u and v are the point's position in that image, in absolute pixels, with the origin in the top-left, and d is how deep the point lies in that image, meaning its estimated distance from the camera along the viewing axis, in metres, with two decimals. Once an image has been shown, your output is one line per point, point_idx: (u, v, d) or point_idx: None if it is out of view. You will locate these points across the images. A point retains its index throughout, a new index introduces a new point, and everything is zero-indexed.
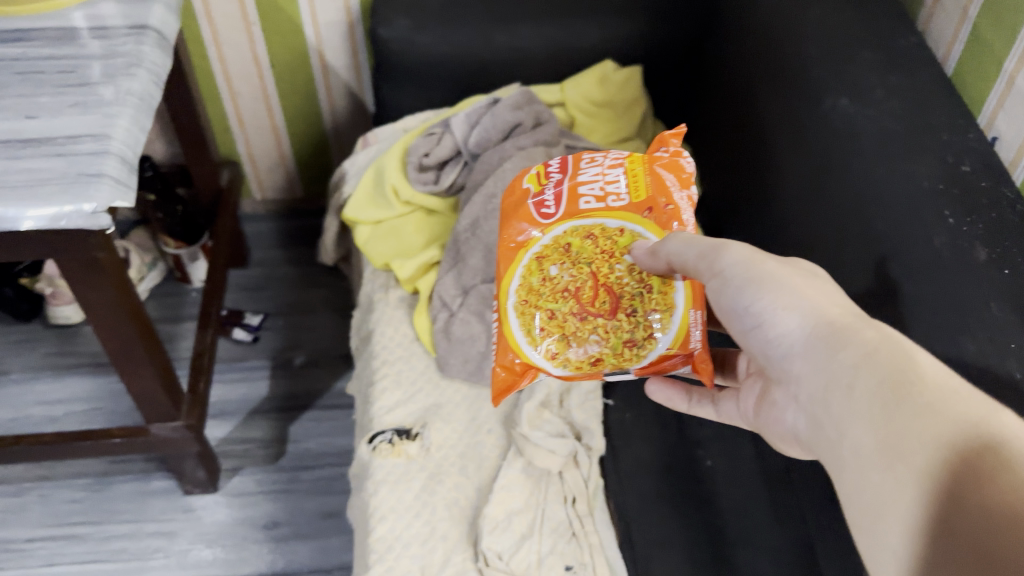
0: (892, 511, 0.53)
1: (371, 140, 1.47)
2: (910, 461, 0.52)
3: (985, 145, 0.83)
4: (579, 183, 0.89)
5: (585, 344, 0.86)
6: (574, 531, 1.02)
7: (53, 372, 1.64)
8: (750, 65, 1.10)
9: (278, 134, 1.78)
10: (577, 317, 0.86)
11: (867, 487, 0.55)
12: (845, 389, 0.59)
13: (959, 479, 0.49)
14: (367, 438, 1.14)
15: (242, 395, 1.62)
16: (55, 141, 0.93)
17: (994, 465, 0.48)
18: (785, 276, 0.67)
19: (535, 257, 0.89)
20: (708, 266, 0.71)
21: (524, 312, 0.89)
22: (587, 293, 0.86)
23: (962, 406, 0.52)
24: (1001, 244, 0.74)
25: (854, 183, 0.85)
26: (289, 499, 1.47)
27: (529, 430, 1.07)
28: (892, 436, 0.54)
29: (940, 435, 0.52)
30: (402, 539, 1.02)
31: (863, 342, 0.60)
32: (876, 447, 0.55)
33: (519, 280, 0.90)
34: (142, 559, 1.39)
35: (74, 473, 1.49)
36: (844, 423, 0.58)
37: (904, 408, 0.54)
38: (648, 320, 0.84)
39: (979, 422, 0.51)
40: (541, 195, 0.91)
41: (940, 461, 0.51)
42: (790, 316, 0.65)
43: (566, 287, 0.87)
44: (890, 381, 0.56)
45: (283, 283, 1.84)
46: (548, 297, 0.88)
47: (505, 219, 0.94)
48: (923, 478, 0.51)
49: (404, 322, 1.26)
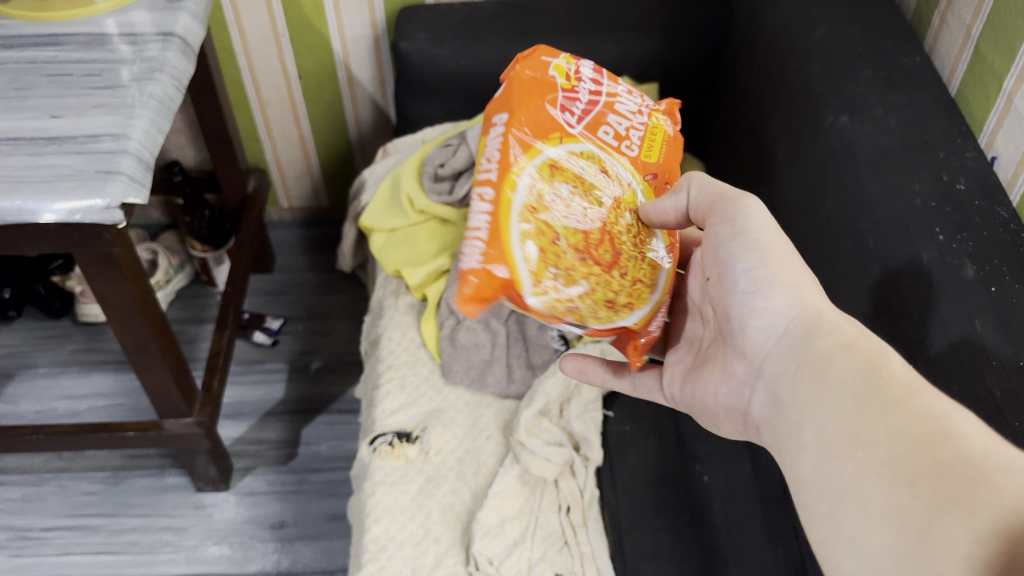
0: (851, 501, 0.54)
1: (391, 150, 1.50)
2: (873, 452, 0.54)
3: (982, 165, 0.83)
4: (609, 112, 0.81)
5: (571, 287, 0.74)
6: (566, 540, 1.04)
7: (78, 367, 1.68)
8: (760, 82, 1.11)
9: (304, 144, 1.82)
10: (578, 256, 0.74)
11: (824, 476, 0.57)
12: (818, 378, 0.61)
13: (924, 473, 0.50)
14: (368, 440, 1.16)
15: (258, 397, 1.66)
16: (76, 139, 0.98)
17: (955, 458, 0.50)
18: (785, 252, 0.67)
19: (548, 163, 0.74)
20: (725, 212, 0.69)
21: (531, 226, 0.72)
22: (594, 235, 0.75)
23: (929, 402, 0.54)
24: (991, 262, 0.74)
25: (850, 201, 0.86)
26: (298, 500, 1.50)
27: (526, 437, 1.08)
28: (859, 429, 0.56)
29: (907, 428, 0.53)
30: (396, 539, 1.04)
31: (844, 337, 0.62)
32: (841, 437, 0.56)
33: (527, 179, 0.73)
34: (152, 552, 1.42)
35: (92, 466, 1.53)
36: (810, 411, 0.60)
37: (875, 400, 0.56)
38: (636, 287, 0.77)
39: (947, 418, 0.52)
40: (569, 97, 0.78)
41: (904, 455, 0.52)
42: (782, 295, 0.66)
43: (577, 218, 0.74)
44: (864, 375, 0.58)
45: (304, 289, 1.87)
46: (558, 218, 0.73)
47: (524, 95, 0.76)
48: (885, 469, 0.52)
49: (412, 328, 1.29)
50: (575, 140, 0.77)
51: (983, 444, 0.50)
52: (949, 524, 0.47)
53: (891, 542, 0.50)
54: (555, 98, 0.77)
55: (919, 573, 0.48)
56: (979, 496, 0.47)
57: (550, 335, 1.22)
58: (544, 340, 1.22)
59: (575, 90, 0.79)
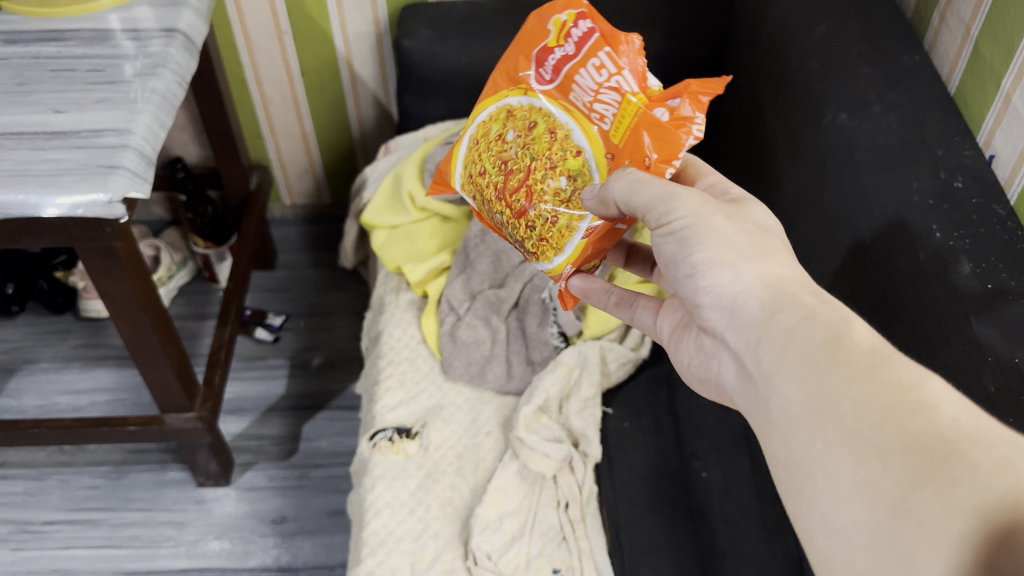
0: (821, 473, 0.53)
1: (393, 148, 1.51)
2: (842, 424, 0.52)
3: (980, 163, 0.83)
4: (577, 75, 0.80)
5: (497, 215, 0.92)
6: (564, 536, 1.03)
7: (80, 362, 1.69)
8: (761, 80, 1.11)
9: (307, 141, 1.83)
10: (497, 191, 0.89)
11: (793, 448, 0.55)
12: (776, 349, 0.59)
13: (896, 447, 0.49)
14: (368, 435, 1.16)
15: (259, 392, 1.66)
16: (79, 134, 0.98)
17: (925, 431, 0.49)
18: (732, 233, 0.66)
19: (510, 108, 0.88)
20: (658, 217, 0.68)
21: (471, 151, 0.93)
22: (512, 181, 0.87)
23: (896, 372, 0.53)
24: (987, 259, 0.74)
25: (848, 199, 0.86)
26: (298, 495, 1.50)
27: (525, 433, 1.08)
28: (824, 399, 0.54)
29: (875, 400, 0.52)
30: (394, 534, 1.04)
31: (802, 307, 0.60)
32: (807, 408, 0.55)
33: (486, 116, 0.91)
34: (153, 546, 1.43)
35: (93, 461, 1.54)
36: (772, 380, 0.58)
37: (838, 371, 0.55)
38: (545, 242, 0.86)
39: (914, 388, 0.52)
40: (547, 54, 0.84)
41: (873, 428, 0.51)
42: (724, 271, 0.64)
43: (507, 160, 0.87)
44: (826, 344, 0.56)
45: (306, 285, 1.88)
46: (494, 154, 0.89)
47: (519, 47, 0.87)
48: (854, 442, 0.51)
49: (413, 324, 1.29)
50: (537, 97, 0.85)
51: (952, 416, 0.50)
52: (924, 499, 0.47)
53: (864, 515, 0.49)
54: (537, 53, 0.85)
55: (894, 548, 0.47)
56: (954, 471, 0.47)
57: (549, 332, 1.21)
58: (544, 337, 1.21)
59: (559, 52, 0.82)
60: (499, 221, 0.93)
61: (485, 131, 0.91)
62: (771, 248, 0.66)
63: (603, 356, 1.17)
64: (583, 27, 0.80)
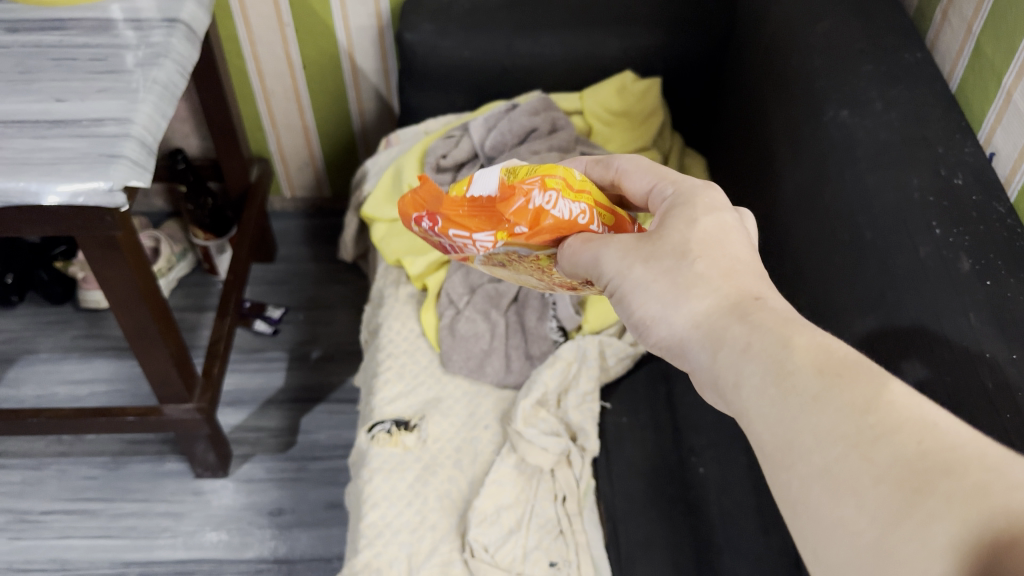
0: (799, 516, 0.47)
1: (394, 141, 1.51)
2: (808, 461, 0.46)
3: (980, 161, 0.83)
4: (468, 251, 0.76)
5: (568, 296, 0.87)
6: (562, 529, 1.03)
7: (79, 353, 1.69)
8: (763, 77, 1.11)
9: (308, 134, 1.83)
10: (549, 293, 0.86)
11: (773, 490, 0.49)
12: (733, 387, 0.53)
13: (864, 482, 0.43)
14: (366, 427, 1.17)
15: (258, 384, 1.66)
16: (80, 123, 0.98)
17: (891, 458, 0.43)
18: (661, 270, 0.62)
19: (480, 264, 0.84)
20: (596, 280, 0.67)
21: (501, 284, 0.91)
22: (546, 286, 0.82)
23: (851, 393, 0.47)
24: (987, 256, 0.75)
25: (848, 195, 0.87)
26: (296, 488, 1.50)
27: (523, 427, 1.09)
28: (787, 435, 0.48)
29: (834, 429, 0.46)
30: (392, 526, 1.04)
31: (748, 332, 0.54)
32: (772, 448, 0.49)
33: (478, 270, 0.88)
34: (150, 537, 1.43)
35: (92, 451, 1.54)
36: (742, 419, 0.53)
37: (792, 402, 0.49)
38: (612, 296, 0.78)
39: (871, 410, 0.45)
40: (444, 250, 0.80)
41: (840, 461, 0.45)
42: (662, 320, 0.61)
43: (525, 281, 0.83)
44: (778, 373, 0.51)
45: (306, 278, 1.88)
46: (515, 281, 0.86)
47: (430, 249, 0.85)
48: (824, 480, 0.45)
49: (412, 317, 1.30)
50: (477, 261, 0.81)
51: (918, 439, 0.43)
52: (904, 539, 0.41)
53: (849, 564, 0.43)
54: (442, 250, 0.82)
55: None
56: (928, 506, 0.40)
57: (549, 326, 1.22)
58: (543, 331, 1.22)
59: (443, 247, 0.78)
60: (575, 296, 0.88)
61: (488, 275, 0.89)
62: (707, 266, 0.60)
63: (601, 351, 1.18)
64: (425, 226, 0.75)
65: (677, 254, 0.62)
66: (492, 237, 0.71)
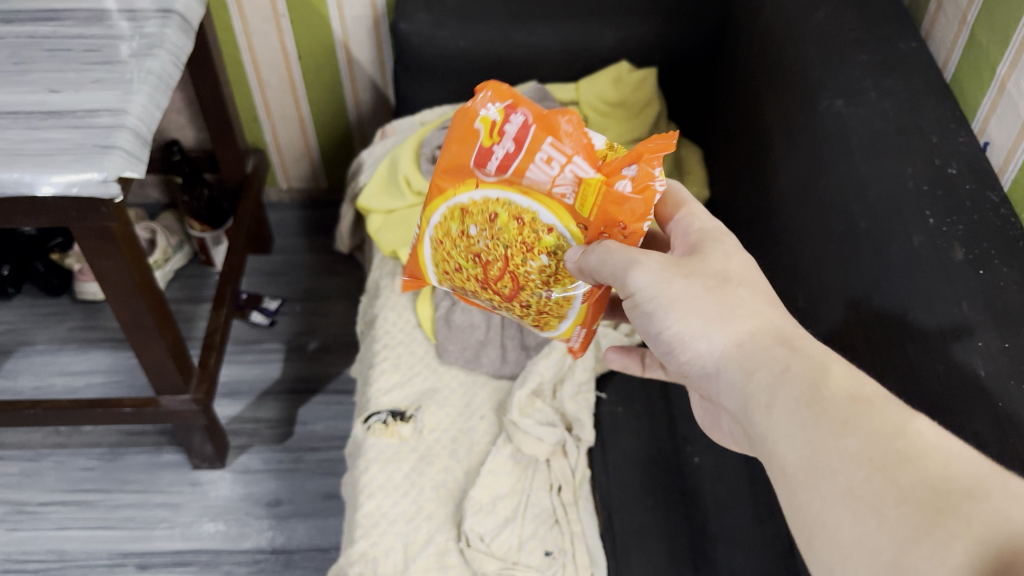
0: (819, 531, 0.50)
1: (389, 132, 1.50)
2: (833, 481, 0.50)
3: (974, 150, 0.83)
4: (524, 169, 0.77)
5: (485, 298, 0.90)
6: (557, 518, 1.04)
7: (76, 344, 1.69)
8: (758, 66, 1.11)
9: (303, 124, 1.82)
10: (478, 283, 0.87)
11: (793, 507, 0.53)
12: (764, 408, 0.57)
13: (889, 501, 0.47)
14: (362, 418, 1.17)
15: (254, 376, 1.67)
16: (74, 114, 0.98)
17: (915, 484, 0.47)
18: (699, 293, 0.64)
19: (461, 205, 0.84)
20: (622, 287, 0.67)
21: (436, 250, 0.90)
22: (493, 271, 0.84)
23: (878, 421, 0.51)
24: (980, 245, 0.75)
25: (842, 185, 0.87)
26: (293, 478, 1.51)
27: (519, 417, 1.09)
28: (815, 456, 0.52)
29: (861, 453, 0.50)
30: (388, 516, 1.05)
31: (780, 361, 0.58)
32: (800, 467, 0.53)
33: (440, 217, 0.87)
34: (148, 528, 1.43)
35: (89, 442, 1.54)
36: (767, 440, 0.56)
37: (823, 425, 0.53)
38: (543, 310, 0.85)
39: (900, 437, 0.50)
40: (485, 154, 0.79)
41: (865, 482, 0.49)
42: (698, 341, 0.63)
43: (479, 252, 0.84)
44: (809, 398, 0.55)
45: (303, 270, 1.88)
46: (462, 250, 0.85)
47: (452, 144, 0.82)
48: (849, 498, 0.49)
49: (408, 308, 1.29)
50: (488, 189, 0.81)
51: (942, 466, 0.48)
52: (923, 555, 0.45)
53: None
54: (476, 151, 0.80)
55: None
56: (949, 526, 0.45)
57: None
58: None
59: (495, 150, 0.78)
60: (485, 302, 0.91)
61: (445, 228, 0.87)
62: (742, 298, 0.64)
63: (596, 342, 1.18)
64: (517, 121, 0.77)
65: (712, 282, 0.65)
66: (586, 170, 0.74)
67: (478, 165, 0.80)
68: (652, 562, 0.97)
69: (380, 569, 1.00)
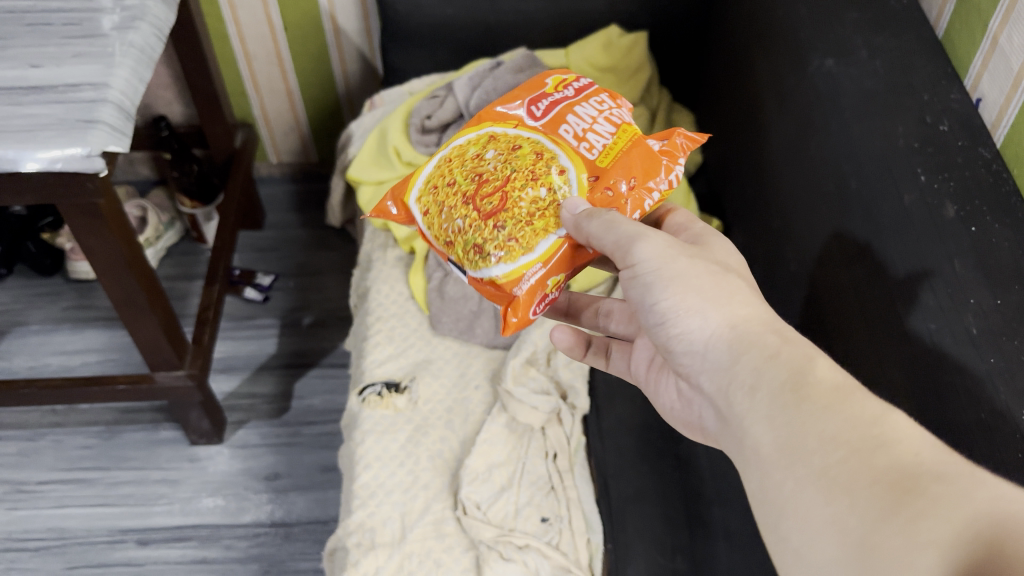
0: (791, 511, 0.50)
1: (377, 102, 1.49)
2: (809, 462, 0.50)
3: (967, 107, 0.82)
4: (571, 112, 0.82)
5: (450, 223, 0.80)
6: (553, 485, 1.04)
7: (70, 323, 1.69)
8: (749, 27, 1.10)
9: (292, 97, 1.80)
10: (462, 200, 0.79)
11: (767, 488, 0.53)
12: (747, 391, 0.57)
13: (862, 482, 0.47)
14: (357, 390, 1.17)
15: (250, 351, 1.66)
16: (56, 88, 0.96)
17: (888, 465, 0.47)
18: (697, 272, 0.63)
19: (489, 134, 0.83)
20: (622, 256, 0.65)
21: (437, 169, 0.84)
22: (487, 187, 0.78)
23: (858, 408, 0.51)
24: (972, 201, 0.74)
25: (833, 146, 0.86)
26: (291, 452, 1.51)
27: (513, 386, 1.09)
28: (793, 438, 0.52)
29: (838, 435, 0.50)
30: (385, 486, 1.05)
31: (767, 346, 0.58)
32: (776, 448, 0.53)
33: (465, 139, 0.84)
34: (147, 504, 1.44)
35: (86, 421, 1.55)
36: (745, 422, 0.56)
37: (803, 409, 0.53)
38: (504, 242, 0.75)
39: (878, 423, 0.49)
40: (542, 97, 0.85)
41: (839, 463, 0.49)
42: (692, 317, 0.62)
43: (483, 170, 0.79)
44: (792, 383, 0.54)
45: (295, 245, 1.87)
46: (467, 166, 0.81)
47: (513, 92, 0.89)
48: (822, 479, 0.49)
49: (401, 281, 1.29)
50: (527, 128, 0.82)
51: (915, 451, 0.47)
52: (890, 533, 0.44)
53: (837, 557, 0.46)
54: (531, 97, 0.86)
55: None
56: (918, 506, 0.44)
57: None
58: None
59: (556, 96, 0.85)
60: (445, 232, 0.81)
61: (462, 148, 0.83)
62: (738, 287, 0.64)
63: None
64: (583, 83, 0.87)
65: (711, 267, 0.65)
66: (627, 120, 0.82)
67: (527, 104, 0.84)
68: (650, 527, 0.96)
69: (377, 539, 1.01)
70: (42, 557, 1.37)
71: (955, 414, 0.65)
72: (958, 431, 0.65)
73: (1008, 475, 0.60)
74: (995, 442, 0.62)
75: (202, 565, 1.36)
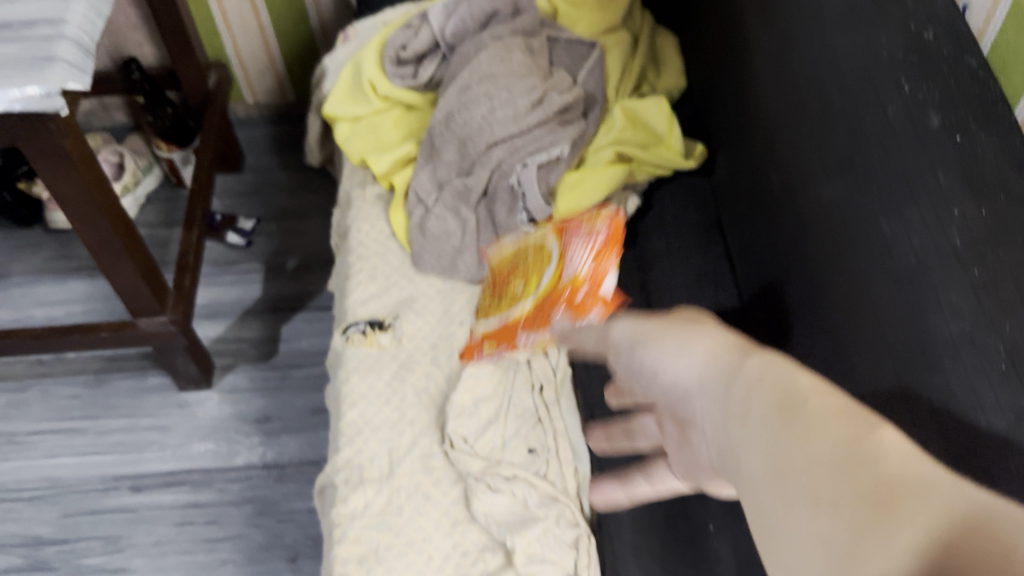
0: (785, 544, 0.44)
1: (351, 35, 1.44)
2: (795, 484, 0.44)
3: (955, 15, 0.75)
4: None
5: None
6: (540, 417, 1.04)
7: (53, 275, 1.66)
8: None
9: (265, 34, 1.75)
10: None
11: (761, 519, 0.47)
12: (738, 420, 0.51)
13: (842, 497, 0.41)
14: (341, 329, 1.16)
15: (235, 297, 1.64)
16: (10, 26, 0.93)
17: (877, 475, 0.40)
18: (691, 322, 0.62)
19: None
20: (630, 351, 0.66)
21: None
22: None
23: (846, 422, 0.44)
24: (956, 108, 0.71)
25: (815, 62, 0.85)
26: (281, 395, 1.49)
27: (497, 320, 1.07)
28: (779, 463, 0.46)
29: (826, 452, 0.44)
30: (371, 424, 1.05)
31: (756, 367, 0.53)
32: (769, 471, 0.47)
33: None
34: (138, 451, 1.41)
35: (73, 371, 1.52)
36: (740, 451, 0.50)
37: (790, 427, 0.47)
38: None
39: (861, 437, 0.43)
40: None
41: (824, 479, 0.42)
42: (680, 362, 0.60)
43: None
44: (785, 402, 0.48)
45: (276, 187, 1.82)
46: None
47: None
48: (811, 501, 0.43)
49: (381, 219, 1.27)
50: None
51: (903, 462, 0.40)
52: (872, 550, 0.37)
53: None
54: None
55: None
56: (897, 517, 0.37)
57: (520, 220, 1.16)
58: (514, 225, 1.16)
59: None
60: None
61: None
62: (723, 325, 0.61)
63: None
64: None
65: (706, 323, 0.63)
66: None
67: None
68: (636, 454, 0.97)
69: (365, 475, 1.01)
70: (35, 506, 1.35)
71: (935, 327, 0.66)
72: (938, 344, 0.65)
73: (989, 386, 0.60)
74: (977, 353, 0.62)
75: (196, 509, 1.34)
